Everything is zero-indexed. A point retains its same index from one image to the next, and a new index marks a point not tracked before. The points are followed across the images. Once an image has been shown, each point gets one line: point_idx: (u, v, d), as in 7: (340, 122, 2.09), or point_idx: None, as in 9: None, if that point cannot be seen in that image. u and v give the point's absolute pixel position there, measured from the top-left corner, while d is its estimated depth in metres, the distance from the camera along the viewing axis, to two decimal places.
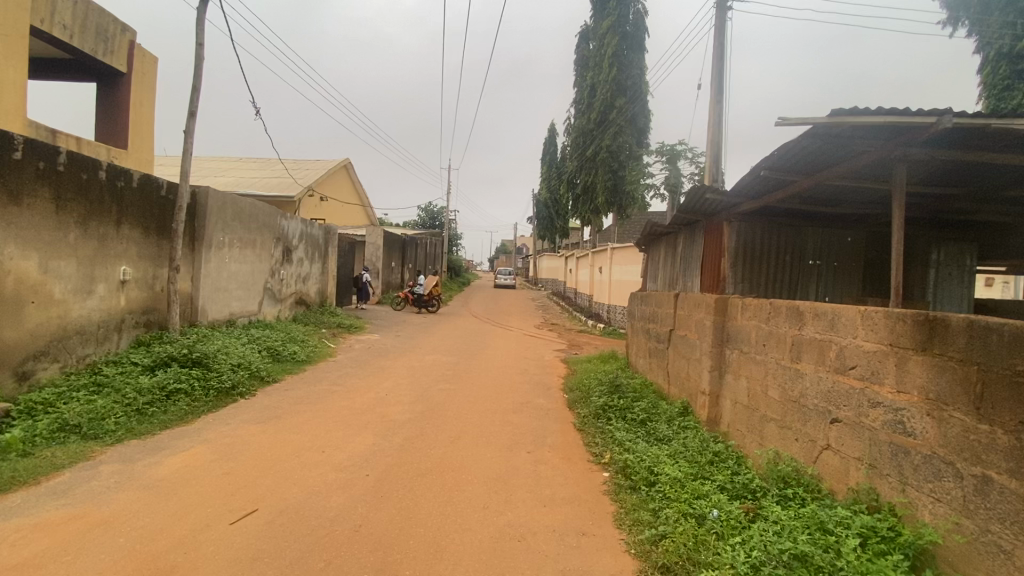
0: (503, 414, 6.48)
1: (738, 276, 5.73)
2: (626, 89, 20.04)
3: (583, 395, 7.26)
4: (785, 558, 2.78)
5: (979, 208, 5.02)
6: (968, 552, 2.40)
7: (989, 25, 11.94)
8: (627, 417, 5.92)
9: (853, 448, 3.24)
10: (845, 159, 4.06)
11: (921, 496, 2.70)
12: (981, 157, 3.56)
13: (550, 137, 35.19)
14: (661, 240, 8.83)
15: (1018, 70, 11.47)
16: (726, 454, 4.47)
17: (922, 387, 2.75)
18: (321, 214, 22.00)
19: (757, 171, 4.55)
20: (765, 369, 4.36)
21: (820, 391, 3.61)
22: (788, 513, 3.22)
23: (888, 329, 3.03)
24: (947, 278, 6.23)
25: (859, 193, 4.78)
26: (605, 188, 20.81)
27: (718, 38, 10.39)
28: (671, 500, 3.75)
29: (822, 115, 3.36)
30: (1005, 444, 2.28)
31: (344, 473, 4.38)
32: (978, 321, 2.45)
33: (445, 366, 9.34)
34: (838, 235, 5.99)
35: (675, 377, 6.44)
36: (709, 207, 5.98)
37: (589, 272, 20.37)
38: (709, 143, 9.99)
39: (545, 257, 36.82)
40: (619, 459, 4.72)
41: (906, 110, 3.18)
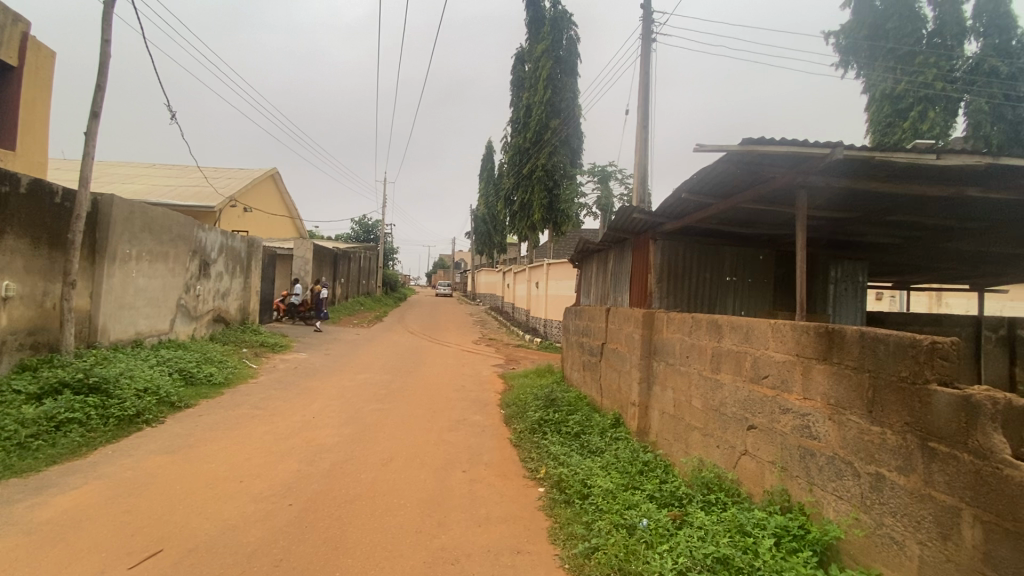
0: (439, 433, 6.35)
1: (663, 291, 6.05)
2: (560, 111, 20.77)
3: (519, 410, 7.27)
4: (709, 562, 2.91)
5: (867, 231, 5.61)
6: (865, 545, 2.62)
7: (874, 69, 13.54)
8: (561, 431, 5.99)
9: (767, 452, 3.46)
10: (757, 184, 4.40)
11: (826, 495, 2.93)
12: (869, 186, 4.00)
13: (487, 153, 35.49)
14: (593, 257, 9.12)
15: (897, 110, 13.12)
16: (654, 464, 4.63)
17: (825, 394, 3.00)
18: (244, 225, 20.76)
19: (679, 193, 4.85)
20: (689, 380, 4.58)
21: (738, 399, 3.84)
22: (711, 518, 3.38)
23: (795, 340, 3.29)
24: (843, 293, 6.91)
25: (769, 215, 5.19)
26: (541, 206, 21.13)
27: (644, 67, 11.03)
28: (604, 511, 3.82)
29: (735, 143, 3.63)
30: (894, 444, 2.52)
31: (265, 504, 4.09)
32: (868, 333, 2.71)
33: (378, 385, 9.03)
34: (751, 254, 6.47)
35: (607, 390, 6.63)
36: (636, 225, 6.27)
37: (526, 287, 20.62)
38: (636, 165, 10.51)
39: (482, 271, 36.86)
40: (554, 474, 4.74)
41: (806, 141, 3.50)
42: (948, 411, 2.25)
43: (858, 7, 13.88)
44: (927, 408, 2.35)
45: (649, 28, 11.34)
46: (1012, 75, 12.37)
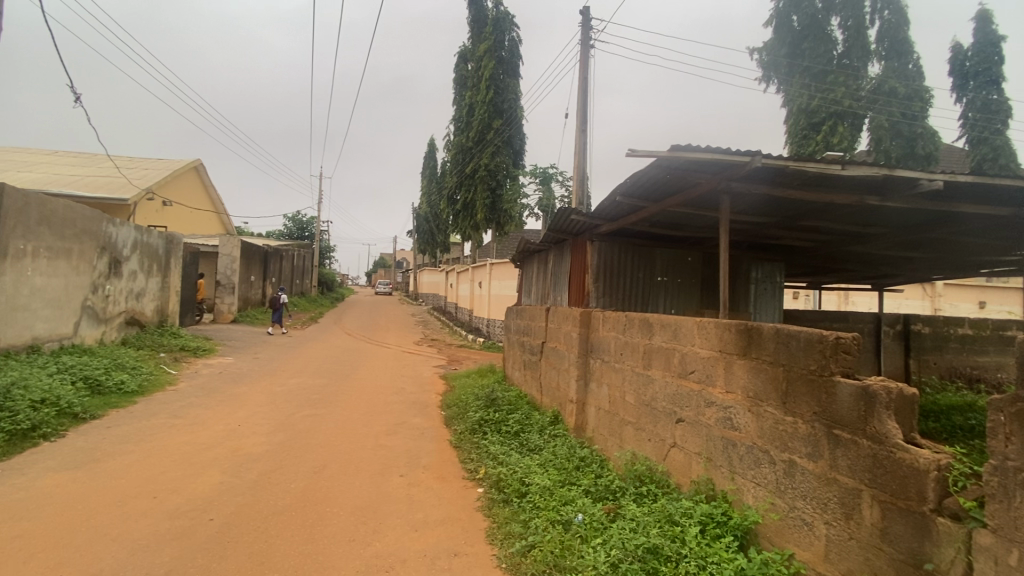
0: (376, 437, 6.18)
1: (600, 291, 6.23)
2: (503, 112, 20.86)
3: (460, 410, 7.22)
4: (640, 552, 3.02)
5: (784, 234, 6.03)
6: (779, 528, 2.81)
7: (791, 85, 14.54)
8: (501, 430, 6.01)
9: (693, 444, 3.64)
10: (686, 189, 4.61)
11: (746, 482, 3.11)
12: (785, 193, 4.29)
13: (429, 151, 34.99)
14: (533, 257, 9.22)
15: (811, 123, 14.10)
16: (591, 459, 4.75)
17: (744, 387, 3.19)
18: (162, 220, 19.23)
19: (614, 196, 4.99)
20: (623, 376, 4.73)
21: (667, 394, 4.00)
22: (642, 510, 3.50)
23: (718, 337, 3.47)
24: (763, 292, 7.40)
25: (696, 219, 5.46)
26: (483, 206, 21.06)
27: (583, 72, 11.28)
28: (540, 508, 3.87)
29: (664, 149, 3.78)
30: (804, 432, 2.72)
31: (182, 520, 3.80)
32: (783, 329, 2.91)
33: (313, 389, 8.66)
34: (681, 255, 6.78)
35: (547, 388, 6.72)
36: (574, 227, 6.41)
37: (469, 287, 20.51)
38: (576, 168, 10.73)
39: (425, 271, 36.29)
40: (492, 474, 4.73)
41: (728, 150, 3.70)
42: (850, 400, 2.45)
43: (778, 26, 14.95)
44: (832, 398, 2.56)
45: (588, 34, 11.64)
46: (906, 97, 13.79)
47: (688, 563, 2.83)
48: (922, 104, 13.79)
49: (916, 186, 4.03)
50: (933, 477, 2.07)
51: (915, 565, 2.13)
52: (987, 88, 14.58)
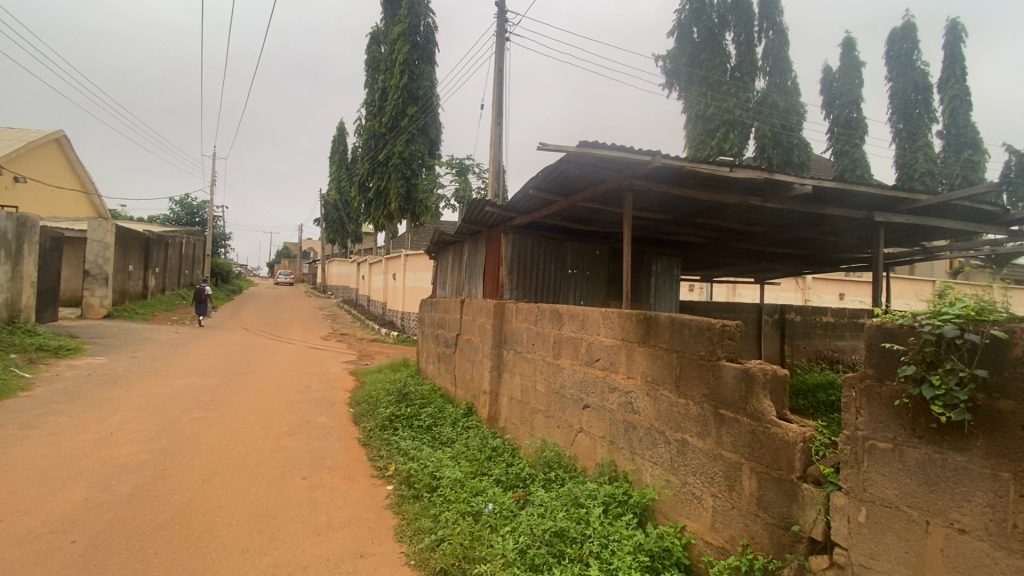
0: (276, 439, 5.78)
1: (513, 283, 6.31)
2: (418, 99, 20.33)
3: (370, 406, 6.97)
4: (547, 536, 3.12)
5: (681, 231, 6.47)
6: (673, 502, 3.02)
7: (691, 92, 15.64)
8: (413, 425, 5.89)
9: (598, 428, 3.80)
10: (594, 185, 4.77)
11: (644, 462, 3.31)
12: (682, 191, 4.59)
13: (338, 135, 33.22)
14: (448, 249, 9.12)
15: (707, 129, 15.32)
16: (502, 449, 4.81)
17: (643, 372, 3.39)
18: (12, 199, 16.48)
19: (526, 190, 5.05)
20: (534, 366, 4.83)
21: (575, 382, 4.14)
22: (550, 494, 3.61)
23: (621, 327, 3.64)
24: (662, 285, 7.93)
25: (603, 214, 5.69)
26: (398, 195, 20.27)
27: (499, 64, 11.29)
28: (451, 501, 3.85)
29: (573, 145, 3.87)
30: (694, 413, 2.94)
31: (33, 545, 3.29)
32: (677, 318, 3.12)
33: (203, 391, 7.90)
34: (590, 249, 7.04)
35: (460, 380, 6.70)
36: (488, 218, 6.42)
37: (382, 278, 19.83)
38: (491, 161, 10.74)
39: (334, 262, 34.55)
40: (402, 470, 4.62)
41: (631, 148, 3.88)
42: (733, 382, 2.68)
43: (680, 36, 15.99)
44: (718, 380, 2.78)
45: (503, 26, 11.65)
46: (785, 110, 15.41)
47: (592, 543, 2.97)
48: (798, 118, 15.49)
49: (790, 190, 4.50)
50: (800, 448, 2.33)
51: (784, 527, 2.37)
52: (849, 106, 16.67)
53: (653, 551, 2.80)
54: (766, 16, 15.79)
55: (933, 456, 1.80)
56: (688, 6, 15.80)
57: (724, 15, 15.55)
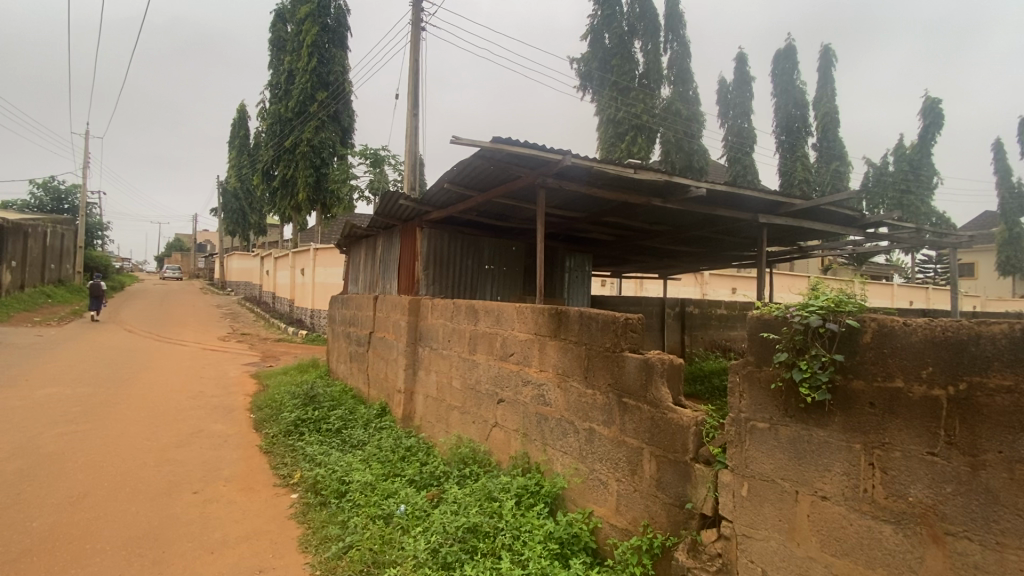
0: (162, 452, 5.23)
1: (429, 278, 6.20)
2: (329, 84, 19.31)
3: (274, 411, 6.52)
4: (460, 533, 3.12)
5: (592, 228, 6.71)
6: (581, 489, 3.14)
7: (603, 95, 16.29)
8: (321, 429, 5.59)
9: (512, 422, 3.85)
10: (508, 181, 4.80)
11: (555, 452, 3.39)
12: (593, 190, 4.74)
13: (239, 119, 30.68)
14: (360, 242, 8.75)
15: (618, 131, 16.04)
16: (417, 448, 4.71)
17: (554, 365, 3.47)
18: None
19: (441, 183, 4.97)
20: (450, 362, 4.78)
21: (490, 376, 4.15)
22: (464, 491, 3.59)
23: (533, 321, 3.70)
24: (575, 280, 8.19)
25: (518, 210, 5.74)
26: (306, 184, 19.04)
27: (414, 54, 11.01)
28: (360, 506, 3.71)
29: (487, 140, 3.85)
30: (601, 402, 3.06)
31: None
32: (585, 312, 3.22)
33: (72, 400, 6.97)
34: (506, 244, 7.07)
35: (373, 380, 6.46)
36: (402, 212, 6.25)
37: (289, 273, 18.61)
38: (406, 152, 10.46)
39: (234, 256, 31.87)
40: (308, 476, 4.37)
41: (542, 147, 3.95)
42: (635, 372, 2.83)
43: (593, 40, 16.57)
44: (622, 370, 2.91)
45: (419, 15, 11.37)
46: (687, 118, 16.55)
47: (504, 535, 3.01)
48: (698, 125, 16.69)
49: (689, 192, 4.82)
50: (692, 431, 2.52)
51: (679, 505, 2.55)
52: (741, 117, 18.25)
53: (563, 538, 2.89)
54: (671, 28, 16.86)
55: (801, 432, 2.02)
56: (600, 11, 16.43)
57: (633, 24, 16.36)
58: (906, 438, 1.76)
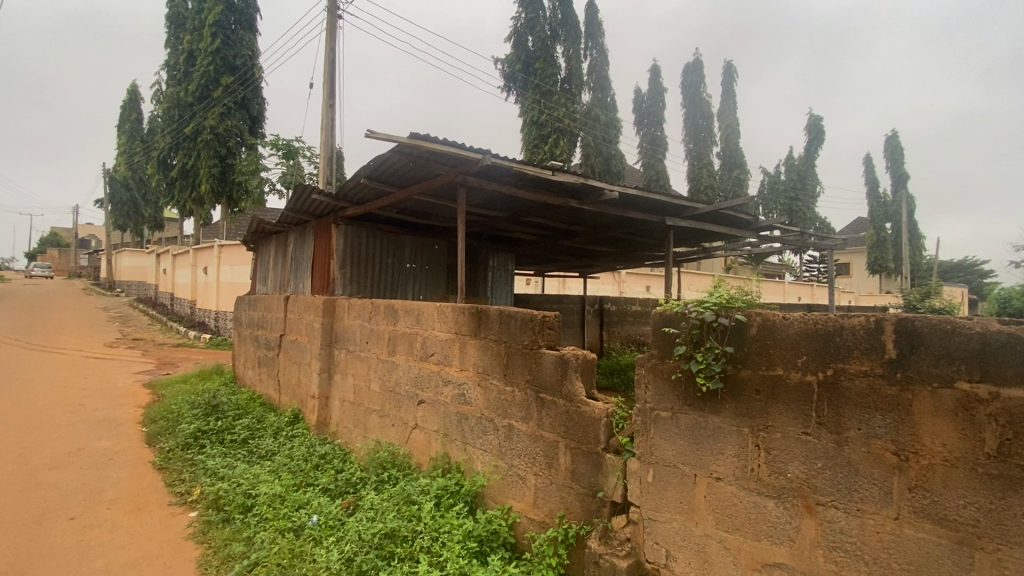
0: (31, 475, 4.59)
1: (346, 277, 5.96)
2: (235, 68, 17.94)
3: (170, 423, 5.95)
4: (377, 540, 3.03)
5: (514, 228, 6.79)
6: (501, 486, 3.17)
7: (526, 97, 16.54)
8: (225, 441, 5.18)
9: (432, 423, 3.80)
10: (428, 178, 4.73)
11: (475, 451, 3.40)
12: (513, 190, 4.78)
13: (129, 101, 27.60)
14: (270, 238, 8.22)
15: (541, 133, 16.36)
16: (332, 455, 4.51)
17: (474, 364, 3.47)
18: None
19: (358, 178, 4.79)
20: (368, 365, 4.62)
21: (409, 377, 4.07)
22: (382, 496, 3.49)
23: (453, 320, 3.68)
24: (498, 279, 8.24)
25: (439, 208, 5.68)
26: (209, 176, 17.55)
27: (331, 43, 10.51)
28: (268, 520, 3.48)
29: (405, 136, 3.77)
30: (519, 399, 3.10)
31: None
32: (505, 310, 3.25)
33: None
34: (428, 242, 6.95)
35: (285, 386, 6.09)
36: (317, 207, 5.96)
37: (190, 272, 17.05)
38: (322, 145, 9.98)
39: (123, 253, 28.63)
40: (209, 492, 4.04)
41: (462, 145, 3.92)
42: (552, 367, 2.90)
43: (516, 42, 16.79)
44: (539, 366, 2.98)
45: (335, 2, 10.87)
46: (606, 123, 17.24)
47: (423, 538, 2.97)
48: (615, 131, 17.43)
49: (604, 195, 5.02)
50: (604, 423, 2.62)
51: (592, 495, 2.65)
52: (655, 125, 19.32)
53: (482, 536, 2.90)
54: (590, 36, 17.48)
55: (699, 419, 2.18)
56: (523, 14, 16.68)
57: (554, 29, 16.78)
58: (786, 420, 1.95)
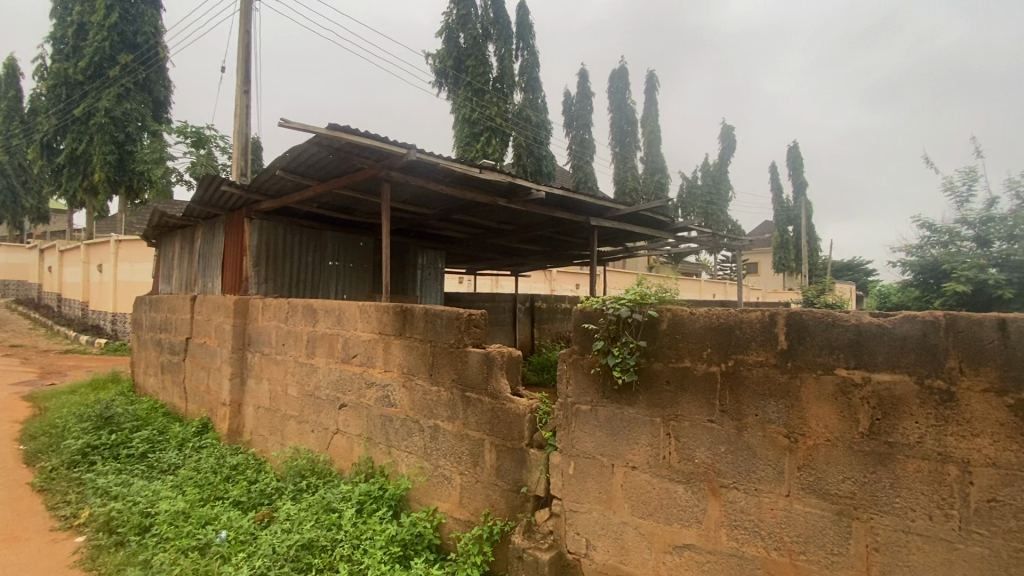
0: None
1: (261, 276, 5.60)
2: (135, 46, 16.31)
3: (53, 439, 5.30)
4: (293, 552, 2.88)
5: (443, 225, 6.71)
6: (426, 488, 3.12)
7: (458, 94, 16.42)
8: (120, 456, 4.70)
9: (355, 427, 3.67)
10: (350, 172, 4.55)
11: (400, 454, 3.32)
12: (439, 187, 4.71)
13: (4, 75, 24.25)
14: (174, 233, 7.55)
15: (473, 131, 16.31)
16: (244, 466, 4.23)
17: (399, 365, 3.39)
18: None
19: (272, 170, 4.51)
20: (285, 369, 4.37)
21: (330, 381, 3.90)
22: (299, 506, 3.32)
23: (377, 319, 3.56)
24: (427, 277, 8.11)
25: (364, 203, 5.49)
26: (104, 163, 15.82)
27: (246, 26, 9.84)
28: (169, 540, 3.20)
29: (323, 127, 3.59)
30: (445, 398, 3.07)
31: None
32: (430, 310, 3.20)
33: None
34: (352, 239, 6.69)
35: (192, 393, 5.63)
36: (227, 200, 5.55)
37: (81, 270, 15.30)
38: (236, 134, 9.31)
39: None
40: (99, 514, 3.64)
41: (385, 139, 3.81)
42: (478, 365, 2.90)
43: (447, 38, 16.59)
44: (465, 365, 2.96)
45: None
46: (537, 124, 17.49)
47: (343, 546, 2.86)
48: (546, 132, 17.73)
49: (530, 194, 5.08)
50: (528, 419, 2.66)
51: (516, 490, 2.68)
52: (583, 128, 19.87)
53: (406, 540, 2.85)
54: (521, 37, 17.65)
55: (616, 411, 2.26)
56: (454, 10, 16.54)
57: (486, 27, 16.77)
58: (693, 408, 2.07)
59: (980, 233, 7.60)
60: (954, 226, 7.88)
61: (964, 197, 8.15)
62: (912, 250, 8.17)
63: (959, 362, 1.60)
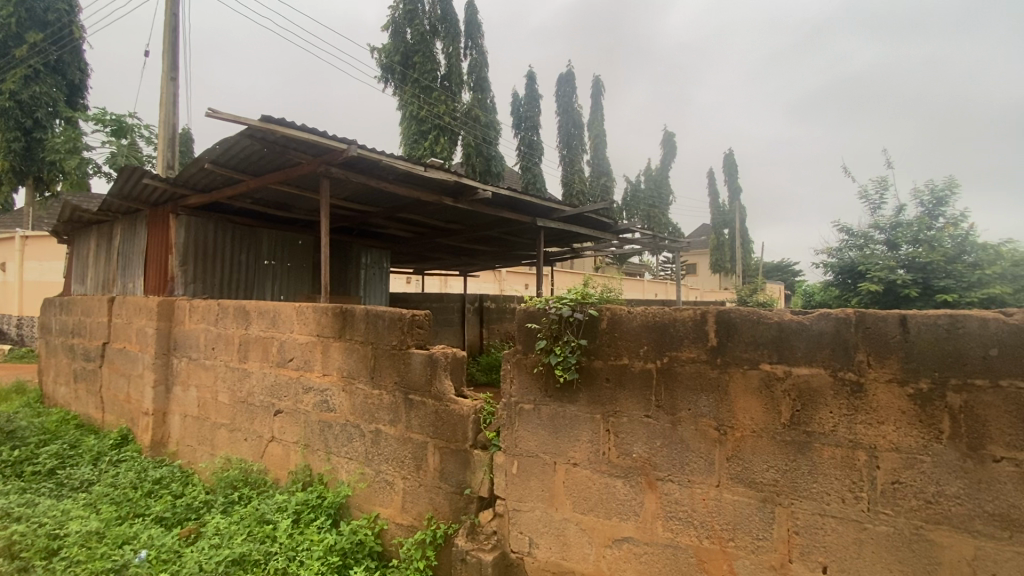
0: None
1: (188, 276, 5.25)
2: (46, 25, 14.83)
3: None
4: (222, 567, 2.72)
5: (387, 224, 6.56)
6: (367, 493, 3.04)
7: (405, 91, 16.15)
8: (23, 474, 4.27)
9: (291, 434, 3.52)
10: (286, 167, 4.36)
11: (340, 460, 3.21)
12: (381, 184, 4.60)
13: None
14: (90, 229, 6.94)
15: (420, 128, 16.10)
16: (169, 480, 3.95)
17: (338, 368, 3.27)
18: None
19: (200, 163, 4.25)
20: (215, 374, 4.13)
21: (264, 386, 3.71)
22: (230, 520, 3.15)
23: (315, 321, 3.43)
24: (371, 277, 7.90)
25: (302, 200, 5.27)
26: (7, 151, 14.36)
27: (174, 8, 9.20)
28: (80, 562, 2.93)
29: (255, 118, 3.41)
30: (387, 401, 2.99)
31: None
32: (371, 310, 3.11)
33: None
34: (290, 238, 6.42)
35: (110, 402, 5.19)
36: (148, 194, 5.17)
37: None
38: (162, 124, 8.71)
39: None
40: None
41: (324, 133, 3.67)
42: (420, 367, 2.85)
43: (394, 33, 16.27)
44: (407, 367, 2.90)
45: None
46: (486, 124, 17.48)
47: (277, 559, 2.73)
48: (495, 133, 17.74)
49: (476, 194, 5.06)
50: (471, 420, 2.64)
51: (460, 492, 2.65)
52: (531, 130, 20.06)
53: (345, 548, 2.76)
54: (469, 35, 17.57)
55: (558, 409, 2.29)
56: (401, 5, 16.25)
57: (434, 24, 16.58)
58: (630, 405, 2.13)
59: (890, 237, 8.29)
60: (868, 231, 8.57)
61: (877, 204, 8.87)
62: (833, 252, 8.81)
63: (867, 355, 1.74)
